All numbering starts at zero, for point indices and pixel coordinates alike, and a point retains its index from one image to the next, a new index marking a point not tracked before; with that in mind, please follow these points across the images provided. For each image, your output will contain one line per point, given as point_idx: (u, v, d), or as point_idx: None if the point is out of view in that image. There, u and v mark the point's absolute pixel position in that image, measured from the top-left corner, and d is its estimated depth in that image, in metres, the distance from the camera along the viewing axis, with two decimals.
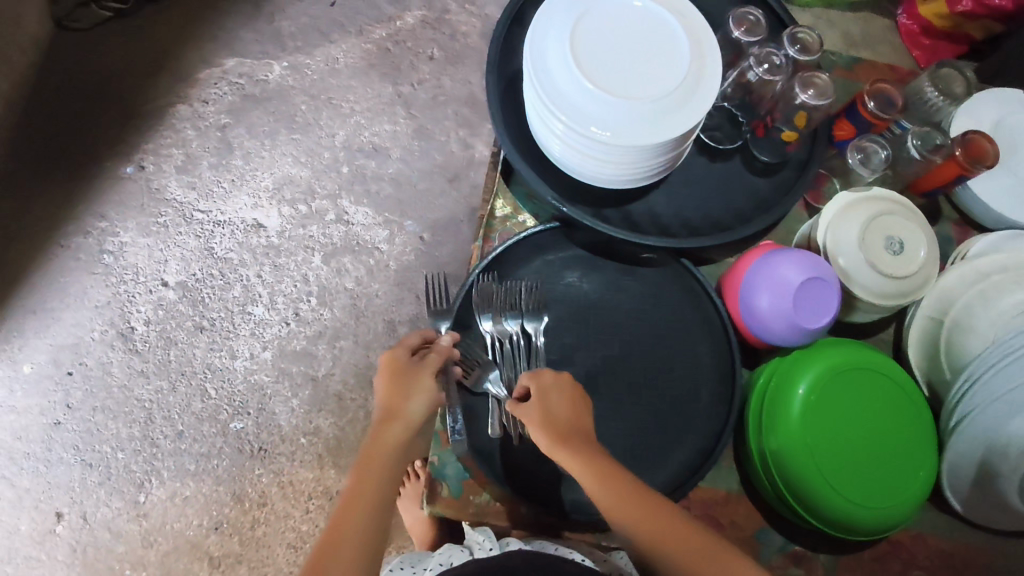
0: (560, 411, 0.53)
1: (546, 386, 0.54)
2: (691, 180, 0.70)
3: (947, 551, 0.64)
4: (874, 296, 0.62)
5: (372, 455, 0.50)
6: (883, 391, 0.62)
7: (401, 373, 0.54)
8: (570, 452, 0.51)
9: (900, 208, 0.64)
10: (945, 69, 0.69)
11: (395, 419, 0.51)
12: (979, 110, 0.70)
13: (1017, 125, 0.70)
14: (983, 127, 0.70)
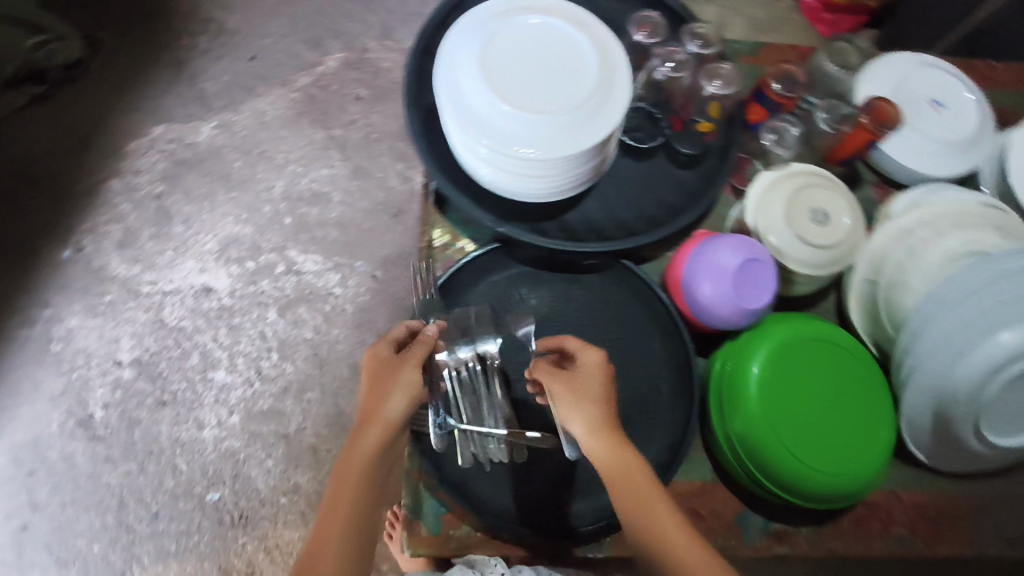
0: (602, 396, 0.51)
1: (598, 369, 0.52)
2: (620, 182, 0.71)
3: (920, 504, 0.65)
4: (808, 268, 0.64)
5: (352, 458, 0.49)
6: (835, 358, 0.64)
7: (382, 372, 0.54)
8: (612, 438, 0.49)
9: (820, 179, 0.66)
10: (840, 44, 0.74)
11: (374, 419, 0.51)
12: (876, 76, 0.73)
13: (913, 85, 0.73)
14: (885, 92, 0.72)
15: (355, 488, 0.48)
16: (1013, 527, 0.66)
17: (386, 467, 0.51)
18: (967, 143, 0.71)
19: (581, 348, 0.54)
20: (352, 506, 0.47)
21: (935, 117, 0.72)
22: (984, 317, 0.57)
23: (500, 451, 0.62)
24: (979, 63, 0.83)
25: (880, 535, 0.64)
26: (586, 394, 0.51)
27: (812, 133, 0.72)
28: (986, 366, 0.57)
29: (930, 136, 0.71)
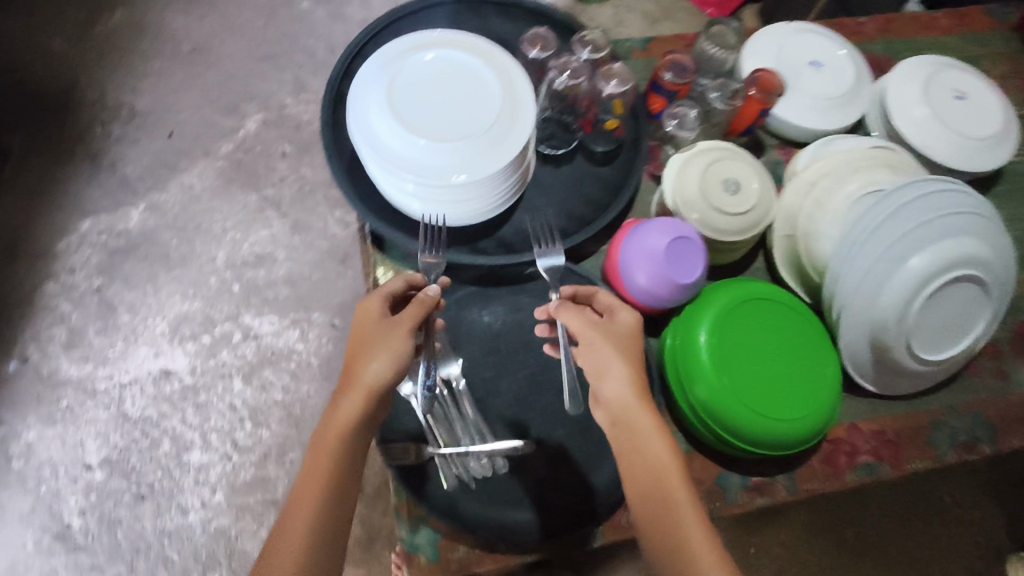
0: (631, 351, 0.57)
1: (632, 331, 0.59)
2: (546, 189, 0.75)
3: (879, 430, 0.70)
4: (733, 235, 0.69)
5: (333, 423, 0.52)
6: (776, 311, 0.68)
7: (373, 333, 0.56)
8: (640, 390, 0.55)
9: (727, 152, 0.71)
10: (717, 26, 0.79)
11: (355, 388, 0.53)
12: (757, 51, 0.79)
13: (791, 50, 0.80)
14: (768, 62, 0.79)
15: (333, 454, 0.51)
16: (966, 433, 0.70)
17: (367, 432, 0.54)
18: (850, 95, 0.78)
19: (617, 307, 0.60)
20: (331, 473, 0.51)
21: (816, 76, 0.78)
22: (892, 245, 0.63)
23: (485, 466, 0.63)
24: (845, 21, 0.91)
25: (851, 467, 0.68)
26: (622, 345, 0.57)
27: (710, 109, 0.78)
28: (905, 290, 0.63)
29: (814, 95, 0.78)
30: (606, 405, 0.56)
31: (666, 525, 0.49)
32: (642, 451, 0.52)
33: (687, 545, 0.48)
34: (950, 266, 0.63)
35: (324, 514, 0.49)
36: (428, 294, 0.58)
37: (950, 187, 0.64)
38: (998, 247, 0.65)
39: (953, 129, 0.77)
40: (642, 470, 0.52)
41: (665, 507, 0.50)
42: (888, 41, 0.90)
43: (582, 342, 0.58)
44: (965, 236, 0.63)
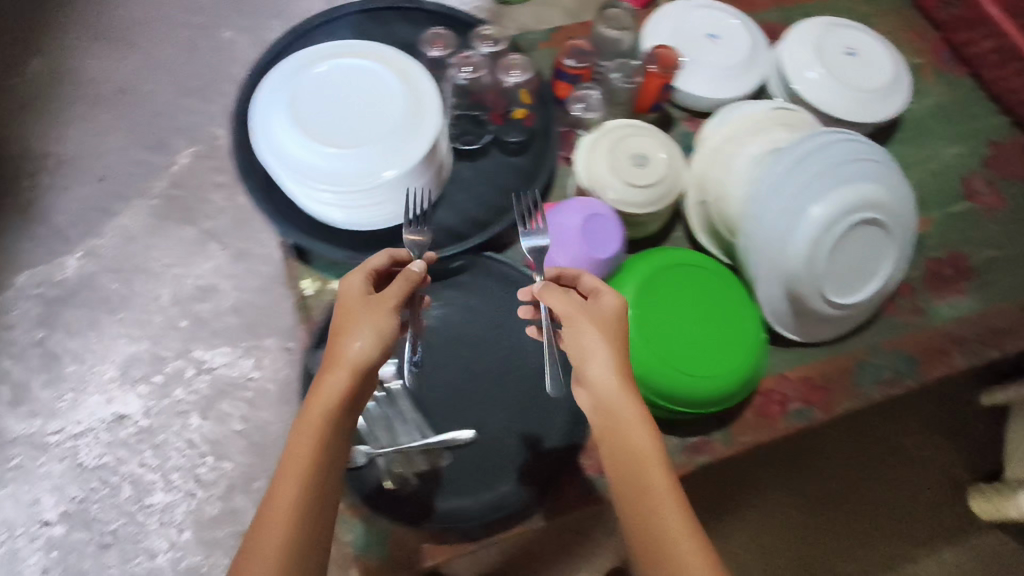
0: (620, 334, 0.51)
1: (615, 313, 0.53)
2: (463, 184, 0.77)
3: (808, 377, 0.72)
4: (646, 207, 0.71)
5: (316, 400, 0.46)
6: (694, 275, 0.70)
7: (354, 307, 0.51)
8: (630, 379, 0.49)
9: (632, 129, 0.73)
10: (613, 8, 0.79)
11: (339, 363, 0.48)
12: (655, 33, 0.85)
13: (688, 28, 0.85)
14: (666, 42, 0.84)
15: (317, 432, 0.45)
16: (889, 369, 0.73)
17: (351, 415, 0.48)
18: (745, 63, 0.83)
19: (603, 287, 0.54)
20: (315, 454, 0.44)
21: (712, 48, 0.83)
22: (791, 196, 0.66)
23: (426, 461, 0.64)
24: None
25: (783, 415, 0.70)
26: (610, 328, 0.51)
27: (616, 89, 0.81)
28: (810, 239, 0.65)
29: (711, 66, 0.83)
30: (592, 395, 0.49)
31: (648, 532, 0.43)
32: (626, 449, 0.46)
33: (674, 554, 0.42)
34: (850, 211, 0.66)
35: (308, 499, 0.43)
36: (414, 270, 0.53)
37: (836, 138, 0.68)
38: (892, 189, 0.68)
39: (845, 82, 0.81)
40: (625, 470, 0.45)
41: (646, 512, 0.44)
42: (782, 9, 0.93)
43: (567, 324, 0.52)
44: (859, 180, 0.66)
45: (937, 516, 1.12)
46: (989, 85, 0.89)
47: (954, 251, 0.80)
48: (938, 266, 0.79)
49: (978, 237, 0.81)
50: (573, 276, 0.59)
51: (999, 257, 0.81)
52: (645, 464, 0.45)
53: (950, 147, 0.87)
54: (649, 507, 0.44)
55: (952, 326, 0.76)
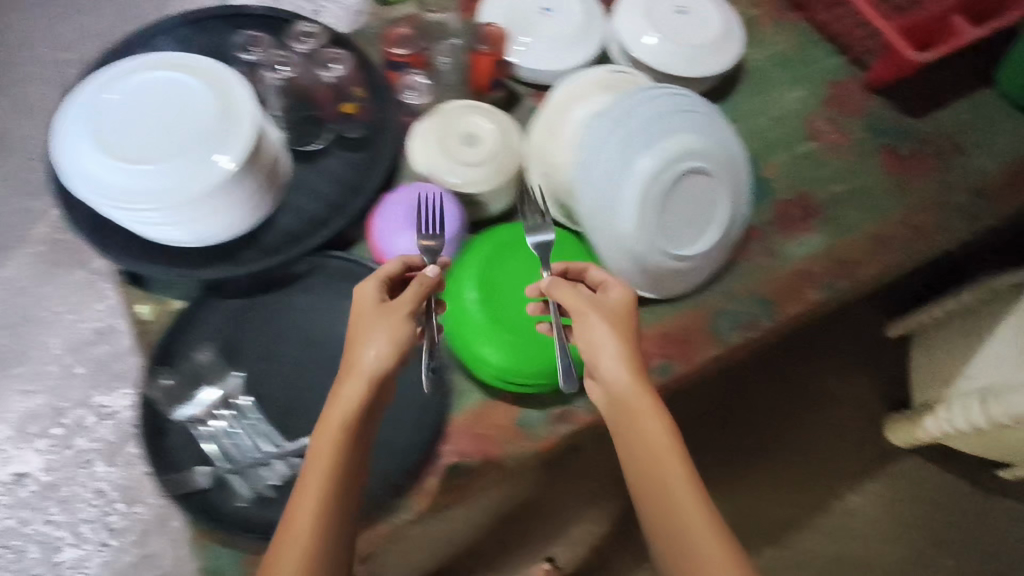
0: (624, 325, 0.60)
1: (623, 305, 0.60)
2: (305, 186, 0.75)
3: (664, 332, 0.73)
4: (483, 184, 0.71)
5: (337, 411, 0.53)
6: (532, 249, 0.72)
7: (373, 315, 0.57)
8: (637, 366, 0.57)
9: (461, 108, 0.72)
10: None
11: (353, 373, 0.54)
12: (491, 11, 0.84)
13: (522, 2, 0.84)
14: (501, 19, 0.83)
15: (335, 442, 0.52)
16: (744, 315, 0.75)
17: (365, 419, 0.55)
18: (581, 33, 0.83)
19: (610, 284, 0.62)
20: (339, 461, 0.51)
21: (546, 21, 0.83)
22: (611, 166, 0.67)
23: (277, 471, 0.63)
24: None
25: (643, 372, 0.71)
26: (616, 320, 0.59)
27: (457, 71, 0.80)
28: (635, 198, 0.66)
29: (547, 39, 0.83)
30: (605, 382, 0.58)
31: (660, 496, 0.53)
32: (638, 430, 0.56)
33: (682, 516, 0.52)
34: (672, 162, 0.67)
35: (332, 498, 0.50)
36: (427, 277, 0.59)
37: (642, 98, 0.69)
38: (710, 134, 0.70)
39: (676, 39, 0.82)
40: (642, 453, 0.55)
41: (657, 479, 0.54)
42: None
43: (578, 319, 0.60)
44: (673, 133, 0.67)
45: (859, 448, 1.31)
46: (825, 27, 0.92)
47: (802, 191, 0.82)
48: (787, 207, 0.81)
49: (823, 175, 0.84)
50: (578, 269, 0.66)
51: (844, 191, 0.83)
52: (653, 438, 0.55)
53: (791, 91, 0.89)
54: (660, 479, 0.53)
55: (802, 266, 0.78)
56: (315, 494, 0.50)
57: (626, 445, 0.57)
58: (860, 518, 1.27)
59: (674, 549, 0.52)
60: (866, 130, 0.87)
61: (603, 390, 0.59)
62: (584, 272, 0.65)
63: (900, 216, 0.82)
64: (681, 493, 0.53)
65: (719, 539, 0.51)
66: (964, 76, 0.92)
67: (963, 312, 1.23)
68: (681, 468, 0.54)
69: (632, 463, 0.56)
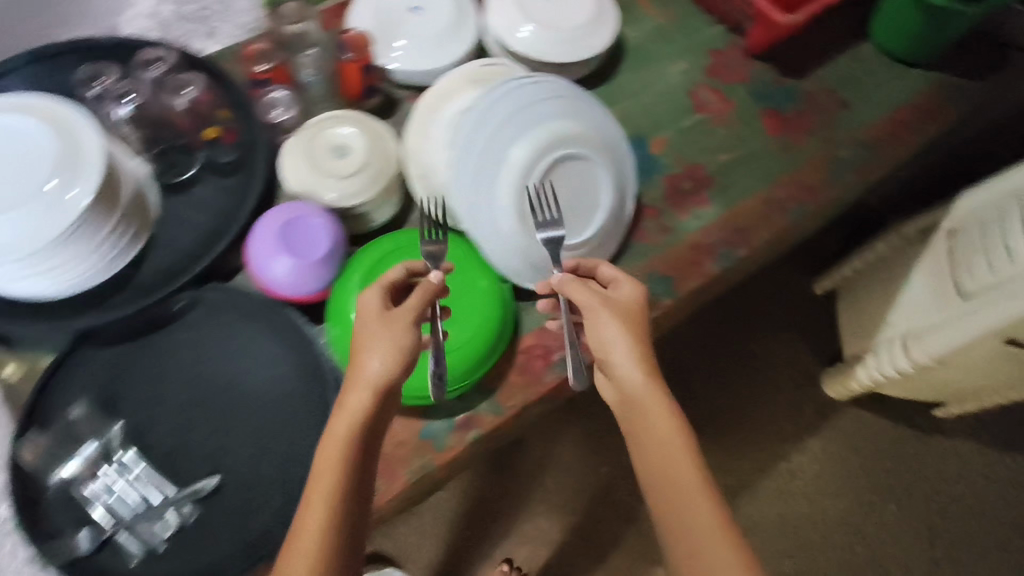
0: (635, 324, 0.59)
1: (635, 303, 0.60)
2: (177, 218, 0.71)
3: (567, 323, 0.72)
4: (358, 194, 0.68)
5: (339, 429, 0.52)
6: (419, 256, 0.70)
7: (376, 326, 0.56)
8: (649, 366, 0.57)
9: (329, 122, 0.71)
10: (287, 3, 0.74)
11: (354, 386, 0.53)
12: (358, 15, 0.81)
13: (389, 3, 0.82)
14: (368, 23, 0.81)
15: (336, 462, 0.51)
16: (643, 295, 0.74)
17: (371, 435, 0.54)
18: (452, 29, 0.82)
19: (622, 282, 0.62)
20: (339, 478, 0.50)
21: (415, 20, 0.81)
22: (483, 166, 0.66)
23: (170, 520, 0.60)
24: None
25: (547, 367, 0.70)
26: (627, 319, 0.59)
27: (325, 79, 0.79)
28: (507, 197, 0.66)
29: (417, 39, 0.81)
30: (619, 380, 0.58)
31: (673, 500, 0.52)
32: (649, 429, 0.55)
33: (695, 522, 0.51)
34: (539, 156, 0.66)
35: (334, 516, 0.49)
36: (432, 284, 0.59)
37: (506, 90, 0.68)
38: (579, 119, 0.69)
39: (545, 23, 0.81)
40: (656, 455, 0.54)
41: (669, 483, 0.53)
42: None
43: (588, 316, 0.60)
44: (539, 125, 0.67)
45: (799, 410, 1.36)
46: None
47: (691, 163, 0.83)
48: (677, 180, 0.82)
49: (710, 145, 0.85)
50: (588, 267, 0.66)
51: (732, 159, 0.84)
52: (665, 439, 0.54)
53: (674, 65, 0.90)
54: (672, 482, 0.53)
55: (697, 238, 0.79)
56: (318, 513, 0.49)
57: (640, 446, 0.56)
58: (803, 478, 1.32)
59: (684, 554, 0.50)
60: (749, 96, 0.89)
61: (614, 389, 0.59)
62: (597, 269, 0.65)
63: (789, 177, 0.84)
64: (695, 496, 0.52)
65: (736, 547, 0.49)
66: (839, 32, 0.94)
67: (878, 263, 1.27)
68: (693, 471, 0.53)
69: (645, 464, 0.55)
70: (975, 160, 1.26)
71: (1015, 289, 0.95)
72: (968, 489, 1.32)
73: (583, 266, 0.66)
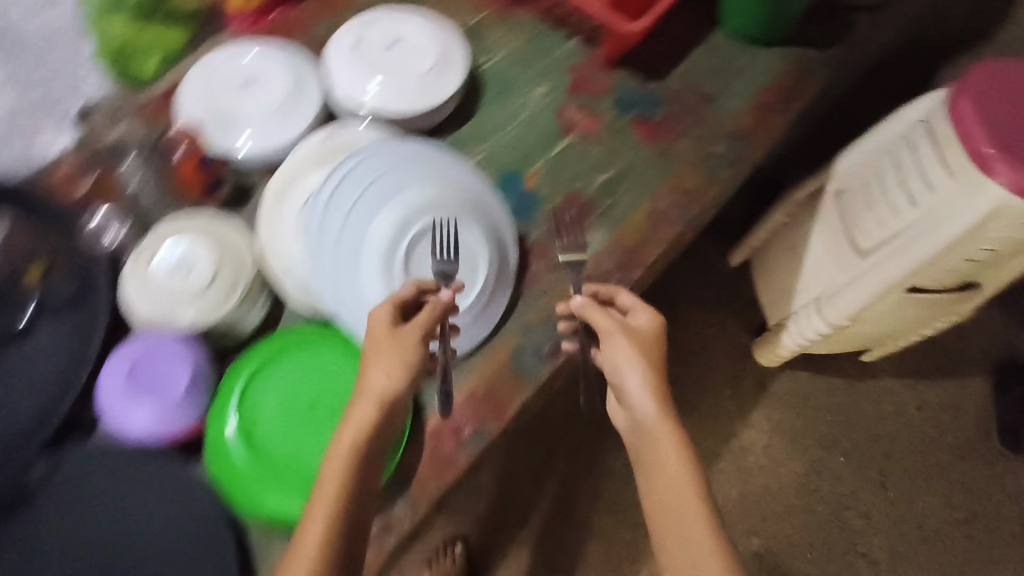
0: (651, 354, 0.64)
1: (652, 331, 0.66)
2: (14, 377, 0.62)
3: (472, 393, 0.68)
4: (212, 310, 0.62)
5: (353, 444, 0.54)
6: (299, 361, 0.64)
7: (385, 341, 0.57)
8: (662, 398, 0.62)
9: (168, 235, 0.63)
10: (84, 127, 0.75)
11: (364, 400, 0.55)
12: (188, 102, 0.75)
13: (220, 83, 0.76)
14: (200, 109, 0.74)
15: (345, 480, 0.52)
16: (545, 342, 0.71)
17: (377, 449, 0.55)
18: (294, 94, 0.76)
19: (637, 311, 0.67)
20: (345, 491, 0.52)
21: (252, 94, 0.75)
22: (344, 247, 0.63)
23: None
24: (283, 14, 0.88)
25: (459, 447, 0.66)
26: (642, 350, 0.64)
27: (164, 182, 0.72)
28: (376, 274, 0.63)
29: (259, 114, 0.75)
30: (632, 409, 0.63)
31: (677, 530, 0.57)
32: (658, 463, 0.60)
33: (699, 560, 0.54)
34: (407, 225, 0.65)
35: (337, 530, 0.51)
36: (440, 303, 0.58)
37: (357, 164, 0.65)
38: (439, 180, 0.67)
39: (395, 73, 0.77)
40: (664, 492, 0.59)
41: (675, 515, 0.57)
42: (332, 15, 0.88)
43: (607, 341, 0.65)
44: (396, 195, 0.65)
45: (738, 384, 1.38)
46: (547, 12, 0.91)
47: (569, 191, 0.81)
48: (560, 212, 0.79)
49: (586, 167, 0.82)
50: (608, 293, 0.70)
51: (611, 177, 0.82)
52: (674, 471, 0.59)
53: (536, 88, 0.87)
54: (679, 518, 0.57)
55: (591, 269, 0.76)
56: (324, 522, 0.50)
57: (650, 479, 0.61)
58: (754, 453, 1.34)
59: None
60: (616, 107, 0.87)
61: (628, 418, 0.64)
62: (615, 297, 0.70)
63: (669, 186, 0.83)
64: (697, 524, 0.56)
65: None
66: (690, 25, 0.94)
67: (779, 231, 1.31)
68: (698, 502, 0.57)
69: (654, 496, 0.60)
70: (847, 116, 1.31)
71: (907, 239, 0.98)
72: (906, 426, 1.37)
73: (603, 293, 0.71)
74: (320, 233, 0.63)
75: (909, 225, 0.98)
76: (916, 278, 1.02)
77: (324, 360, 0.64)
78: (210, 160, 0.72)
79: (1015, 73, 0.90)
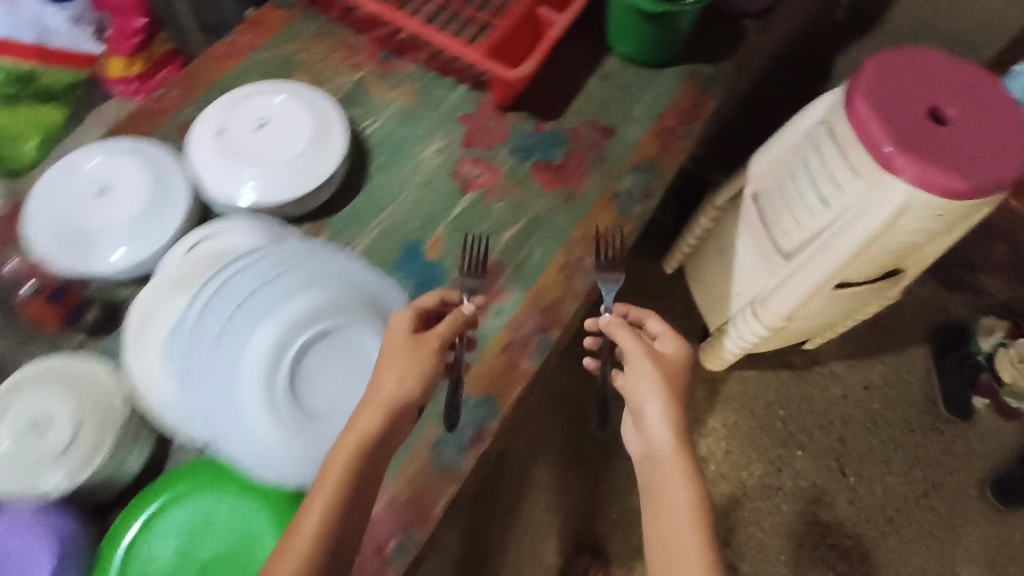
0: (671, 377, 0.68)
1: (676, 357, 0.70)
2: None
3: (395, 496, 0.64)
4: (71, 468, 0.56)
5: (358, 450, 0.54)
6: (181, 525, 0.59)
7: (401, 346, 0.58)
8: (677, 425, 0.64)
9: (16, 396, 0.59)
10: None
11: (371, 402, 0.55)
12: (36, 226, 0.69)
13: (71, 200, 0.71)
14: (50, 231, 0.69)
15: (342, 486, 0.53)
16: (467, 428, 0.67)
17: (381, 454, 0.55)
18: (156, 198, 0.71)
19: (664, 338, 0.72)
20: (339, 495, 0.52)
21: (107, 207, 0.70)
22: (220, 373, 0.57)
23: None
24: (148, 103, 0.83)
25: (384, 564, 0.62)
26: (666, 373, 0.67)
27: (12, 321, 0.71)
28: (263, 398, 0.57)
29: (116, 227, 0.69)
30: (647, 433, 0.66)
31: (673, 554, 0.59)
32: (664, 490, 0.62)
33: None
34: (296, 337, 0.58)
35: (324, 531, 0.51)
36: (461, 314, 0.60)
37: (226, 280, 0.58)
38: (323, 283, 0.60)
39: (269, 163, 0.73)
40: (665, 518, 0.61)
41: (674, 539, 0.60)
42: (198, 99, 0.84)
43: (632, 359, 0.69)
44: (273, 310, 0.58)
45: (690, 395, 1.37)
46: (431, 63, 0.87)
47: (477, 253, 0.76)
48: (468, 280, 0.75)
49: (490, 226, 0.78)
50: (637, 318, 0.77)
51: (518, 232, 0.78)
52: (678, 501, 0.61)
53: (427, 146, 0.82)
54: (676, 543, 0.59)
55: (508, 337, 0.73)
56: (318, 522, 0.51)
57: (654, 502, 0.63)
58: (714, 461, 1.33)
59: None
60: (514, 155, 0.83)
61: (643, 439, 0.67)
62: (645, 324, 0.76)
63: (580, 232, 0.79)
64: (693, 547, 0.59)
65: None
66: (581, 57, 0.91)
67: (709, 234, 1.28)
68: (695, 527, 0.59)
69: (656, 519, 0.62)
70: (754, 114, 1.32)
71: (828, 238, 0.97)
72: (856, 408, 1.38)
73: (633, 317, 0.77)
74: (191, 361, 0.56)
75: (828, 225, 0.96)
76: (844, 273, 1.01)
77: (217, 505, 0.60)
78: (62, 293, 0.69)
79: (901, 66, 0.91)
